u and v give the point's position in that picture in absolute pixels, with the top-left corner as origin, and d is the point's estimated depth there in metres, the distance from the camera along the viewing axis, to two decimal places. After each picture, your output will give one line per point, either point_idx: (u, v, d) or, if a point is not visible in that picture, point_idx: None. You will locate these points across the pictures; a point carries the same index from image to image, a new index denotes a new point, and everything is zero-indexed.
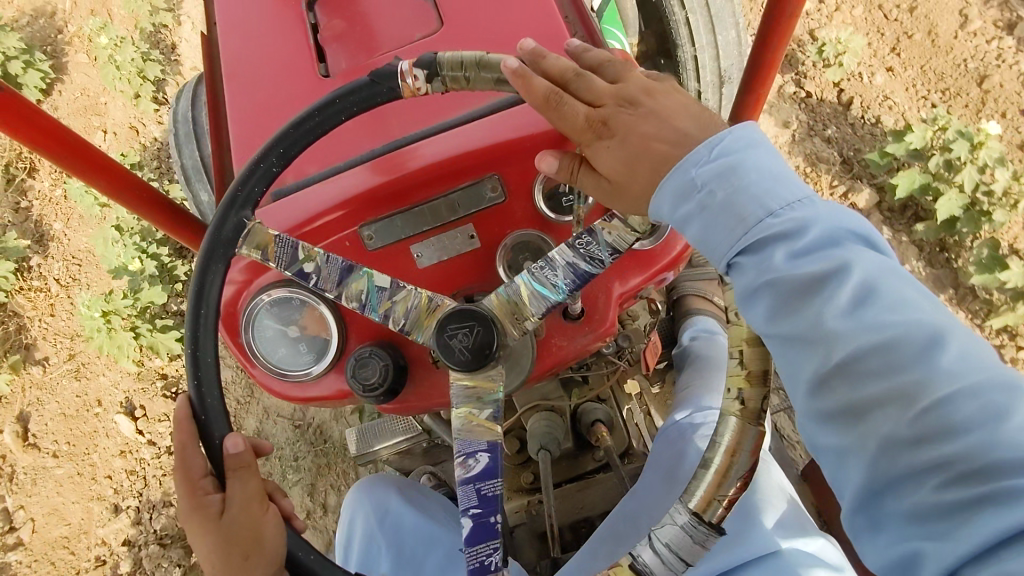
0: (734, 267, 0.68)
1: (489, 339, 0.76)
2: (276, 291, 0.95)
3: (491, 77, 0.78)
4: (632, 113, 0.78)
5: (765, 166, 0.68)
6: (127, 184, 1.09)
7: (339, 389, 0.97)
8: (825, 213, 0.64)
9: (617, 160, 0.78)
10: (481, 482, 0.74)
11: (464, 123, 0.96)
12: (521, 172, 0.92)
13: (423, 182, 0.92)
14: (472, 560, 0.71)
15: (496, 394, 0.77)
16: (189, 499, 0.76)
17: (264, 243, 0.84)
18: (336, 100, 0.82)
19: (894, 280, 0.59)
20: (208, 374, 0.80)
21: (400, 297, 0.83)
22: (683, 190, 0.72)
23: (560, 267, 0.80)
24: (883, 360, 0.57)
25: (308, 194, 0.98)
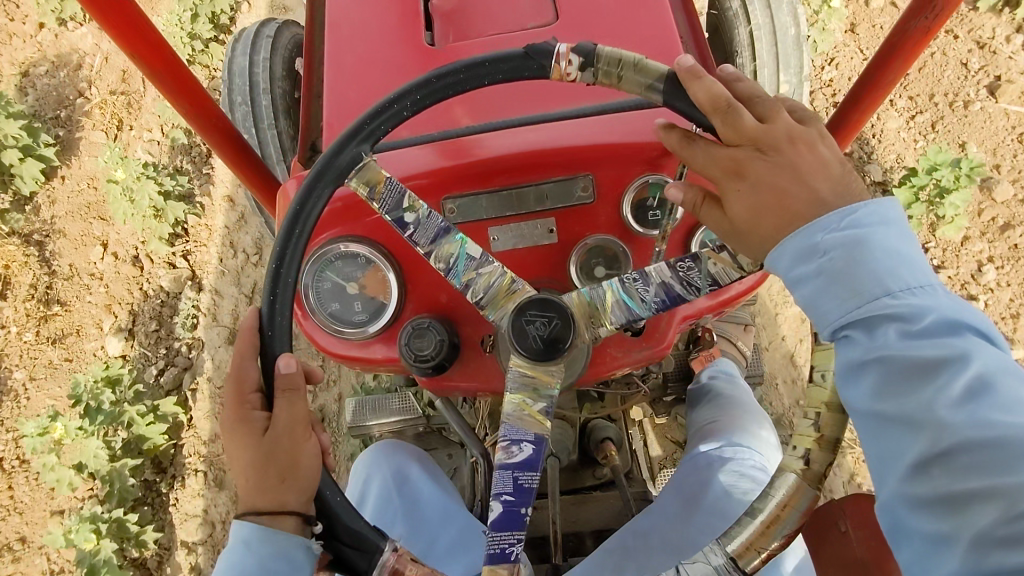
0: (840, 337, 0.64)
1: (562, 333, 0.76)
2: (348, 245, 0.94)
3: (644, 82, 0.76)
4: (771, 161, 0.72)
5: (893, 245, 0.64)
6: (210, 116, 1.10)
7: (385, 356, 0.96)
8: (945, 303, 0.60)
9: (743, 205, 0.74)
10: (520, 472, 0.75)
11: (567, 119, 0.96)
12: (616, 179, 0.92)
13: (517, 168, 0.92)
14: (491, 545, 0.73)
15: (552, 389, 0.77)
16: (236, 412, 0.77)
17: (374, 181, 0.83)
18: (485, 62, 0.79)
19: (1013, 379, 0.56)
20: (284, 293, 0.81)
21: (487, 270, 0.81)
22: (804, 252, 0.68)
23: (654, 283, 0.81)
24: (992, 457, 0.53)
25: (395, 155, 0.97)
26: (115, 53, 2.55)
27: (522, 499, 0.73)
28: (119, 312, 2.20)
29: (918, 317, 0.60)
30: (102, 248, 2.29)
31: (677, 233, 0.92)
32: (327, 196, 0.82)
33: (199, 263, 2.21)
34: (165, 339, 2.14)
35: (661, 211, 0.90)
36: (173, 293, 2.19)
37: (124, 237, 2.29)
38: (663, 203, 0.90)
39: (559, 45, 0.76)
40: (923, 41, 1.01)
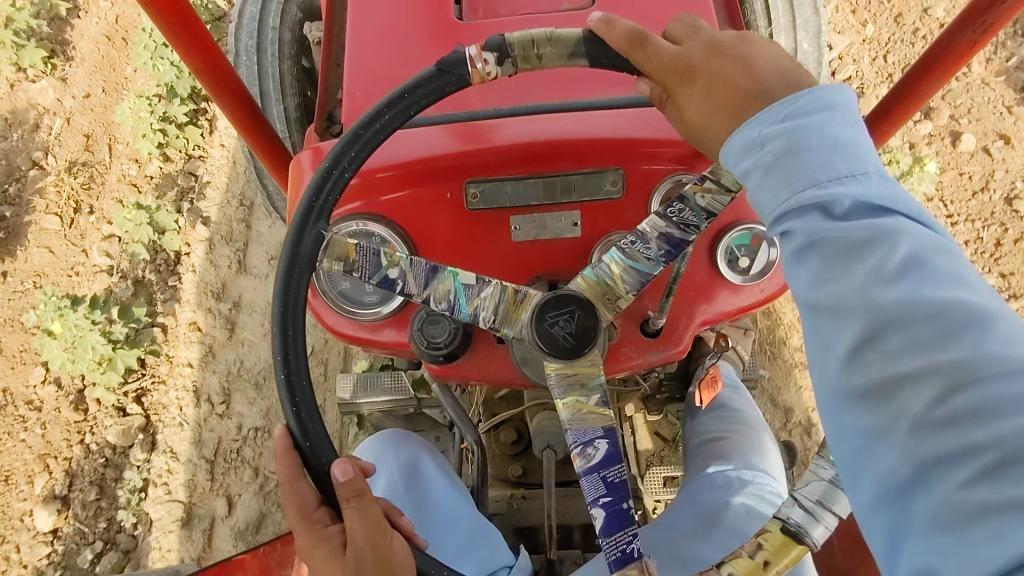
0: (782, 232, 0.62)
1: (591, 324, 0.75)
2: (365, 224, 0.90)
3: (562, 53, 0.75)
4: (718, 57, 0.74)
5: (831, 134, 0.62)
6: (221, 76, 1.05)
7: (395, 338, 0.93)
8: (880, 190, 0.59)
9: (698, 106, 0.75)
10: (605, 469, 0.73)
11: (598, 109, 0.93)
12: (646, 175, 0.89)
13: (543, 156, 0.89)
14: (612, 550, 0.71)
15: (600, 378, 0.75)
16: (308, 533, 0.71)
17: (344, 256, 0.79)
18: (404, 95, 0.76)
19: (942, 257, 0.55)
20: (304, 399, 0.75)
21: (488, 294, 0.78)
22: (748, 147, 0.67)
23: (652, 240, 0.77)
24: (919, 334, 0.52)
25: (415, 133, 0.93)
26: (76, 113, 2.39)
27: (620, 496, 0.72)
28: (52, 467, 1.98)
29: (849, 204, 0.59)
30: (42, 371, 2.10)
31: (704, 247, 0.93)
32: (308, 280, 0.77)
33: (153, 406, 2.00)
34: (110, 484, 1.93)
35: None
36: (120, 449, 1.97)
37: (64, 369, 2.07)
38: None
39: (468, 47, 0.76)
40: (966, 54, 0.99)
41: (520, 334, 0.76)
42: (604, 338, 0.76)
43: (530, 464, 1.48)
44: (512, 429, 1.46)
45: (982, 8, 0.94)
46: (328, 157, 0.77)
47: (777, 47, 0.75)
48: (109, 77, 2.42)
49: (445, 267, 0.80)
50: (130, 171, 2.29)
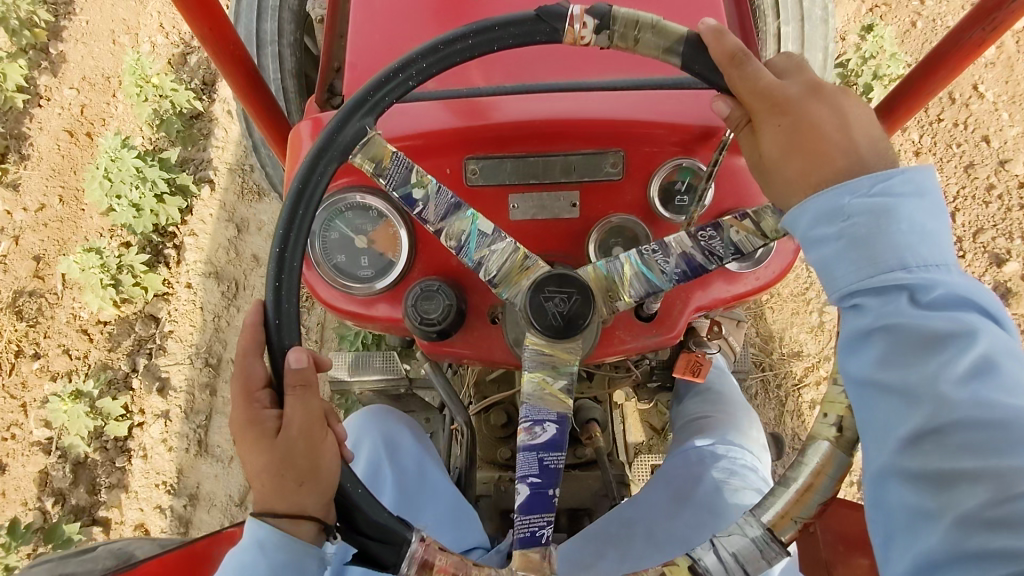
0: (850, 305, 0.61)
1: (582, 308, 0.74)
2: (363, 196, 0.90)
3: (662, 44, 0.72)
4: (816, 101, 0.70)
5: (920, 219, 0.60)
6: (224, 40, 1.04)
7: (389, 316, 0.93)
8: (962, 284, 0.58)
9: (778, 142, 0.70)
10: (545, 453, 0.73)
11: (602, 90, 0.92)
12: (647, 158, 0.89)
13: (545, 135, 0.88)
14: (522, 529, 0.69)
15: (570, 366, 0.75)
16: (245, 409, 0.72)
17: (380, 157, 0.78)
18: (494, 27, 0.73)
19: (1015, 364, 0.55)
20: (289, 281, 0.75)
21: (499, 248, 0.77)
22: (827, 210, 0.64)
23: (673, 254, 0.77)
24: (984, 437, 0.52)
25: (415, 108, 0.93)
26: (27, 236, 2.20)
27: (549, 480, 0.71)
28: None
29: (933, 294, 0.57)
30: None
31: None
32: (332, 173, 0.77)
33: None
34: None
35: (689, 196, 0.88)
36: None
37: None
38: (691, 188, 0.88)
39: (571, 7, 0.72)
40: (973, 53, 0.99)
41: (513, 300, 0.77)
42: (591, 332, 0.76)
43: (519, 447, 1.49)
44: (501, 411, 1.48)
45: (992, 7, 0.93)
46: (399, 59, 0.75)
47: (876, 113, 0.70)
48: (67, 181, 2.26)
49: (467, 206, 0.79)
50: (80, 314, 2.10)
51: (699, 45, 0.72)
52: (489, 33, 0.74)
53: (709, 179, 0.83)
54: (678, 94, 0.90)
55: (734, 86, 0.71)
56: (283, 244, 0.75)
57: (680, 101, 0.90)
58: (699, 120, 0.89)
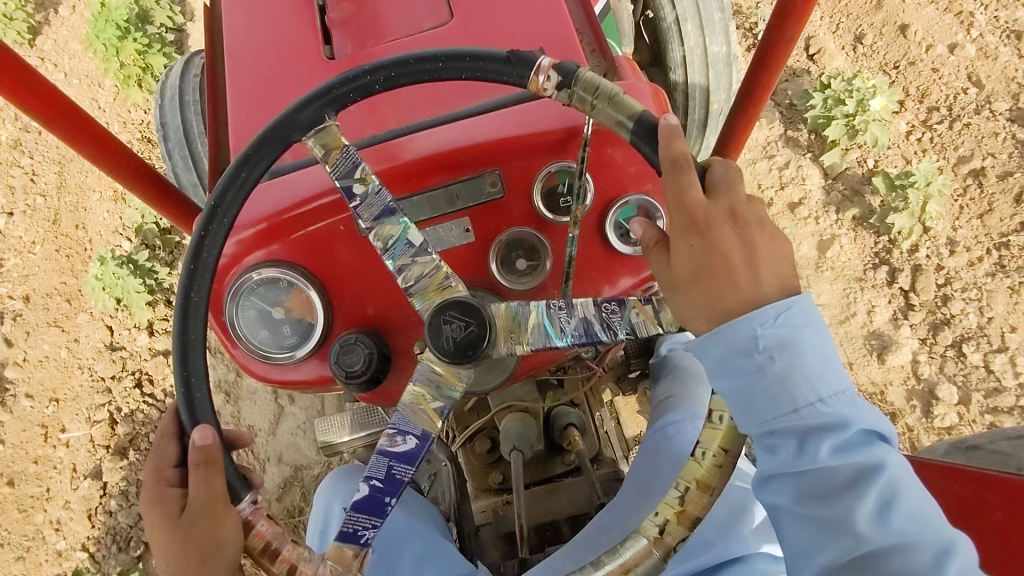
0: (763, 442, 0.62)
1: (478, 339, 0.76)
2: (267, 271, 0.93)
3: (616, 117, 0.73)
4: (732, 230, 0.66)
5: (822, 349, 0.61)
6: (119, 155, 1.09)
7: (320, 375, 0.97)
8: (863, 411, 0.61)
9: (687, 263, 0.66)
10: (397, 463, 0.76)
11: (468, 117, 0.96)
12: (523, 170, 0.92)
13: (430, 169, 0.92)
14: (347, 523, 0.73)
15: (454, 390, 0.78)
16: (152, 488, 0.74)
17: (332, 145, 0.79)
18: (466, 58, 0.77)
19: (912, 486, 0.60)
20: (217, 232, 0.79)
21: (422, 260, 0.79)
22: (738, 342, 0.62)
23: (576, 317, 0.78)
24: (900, 566, 0.57)
25: (304, 176, 0.98)
26: None
27: (388, 489, 0.74)
28: None
29: (845, 426, 0.59)
30: None
31: (594, 228, 0.92)
32: (275, 152, 0.80)
33: None
34: None
35: (572, 196, 0.91)
36: None
37: None
38: (573, 188, 0.91)
39: (541, 57, 0.74)
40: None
41: (423, 313, 0.79)
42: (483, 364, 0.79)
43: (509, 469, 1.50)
44: (485, 438, 1.49)
45: None
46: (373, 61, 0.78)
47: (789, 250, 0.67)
48: None
49: (401, 212, 0.81)
50: None
51: (653, 130, 0.72)
52: (361, 81, 0.79)
53: (581, 175, 0.86)
54: (532, 105, 0.94)
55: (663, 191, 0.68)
56: (188, 297, 0.78)
57: (538, 111, 0.93)
58: (559, 124, 0.92)
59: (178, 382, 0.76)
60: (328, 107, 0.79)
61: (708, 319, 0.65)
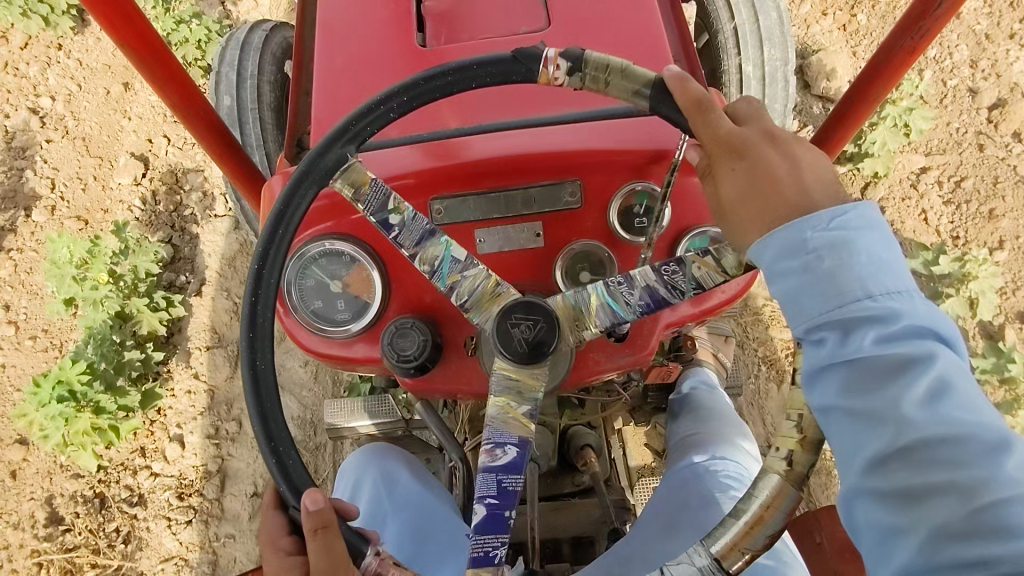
0: (812, 339, 0.60)
1: (547, 339, 0.76)
2: (332, 243, 0.93)
3: (631, 87, 0.74)
4: (770, 147, 0.69)
5: (875, 248, 0.60)
6: (197, 107, 1.09)
7: (367, 355, 0.96)
8: (919, 307, 0.57)
9: (736, 185, 0.69)
10: (504, 474, 0.75)
11: (554, 123, 0.96)
12: (603, 183, 0.92)
13: (510, 169, 0.92)
14: (476, 548, 0.73)
15: (535, 392, 0.77)
16: (273, 561, 0.72)
17: (359, 182, 0.82)
18: (472, 66, 0.78)
19: (966, 381, 0.55)
20: (294, 211, 0.82)
21: (471, 273, 0.80)
22: (791, 246, 0.62)
23: (638, 287, 0.79)
24: (950, 454, 0.52)
25: (383, 155, 0.97)
26: None
27: (505, 503, 0.74)
28: None
29: (900, 319, 0.56)
30: None
31: (663, 250, 0.92)
32: (313, 193, 0.82)
33: None
34: None
35: (647, 218, 0.91)
36: None
37: None
38: (650, 210, 0.91)
39: (546, 50, 0.76)
40: (907, 60, 1.03)
41: (481, 325, 0.79)
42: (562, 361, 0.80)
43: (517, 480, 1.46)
44: None
45: (918, 16, 0.98)
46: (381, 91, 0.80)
47: (829, 160, 0.70)
48: None
49: (441, 232, 0.82)
50: None
51: (665, 90, 0.74)
52: (375, 113, 0.81)
53: (663, 200, 0.86)
54: (622, 122, 0.95)
55: (696, 132, 0.72)
56: (268, 235, 0.81)
57: (628, 130, 0.94)
58: (646, 144, 0.93)
59: (244, 306, 0.79)
60: (348, 144, 0.81)
61: (759, 230, 0.67)
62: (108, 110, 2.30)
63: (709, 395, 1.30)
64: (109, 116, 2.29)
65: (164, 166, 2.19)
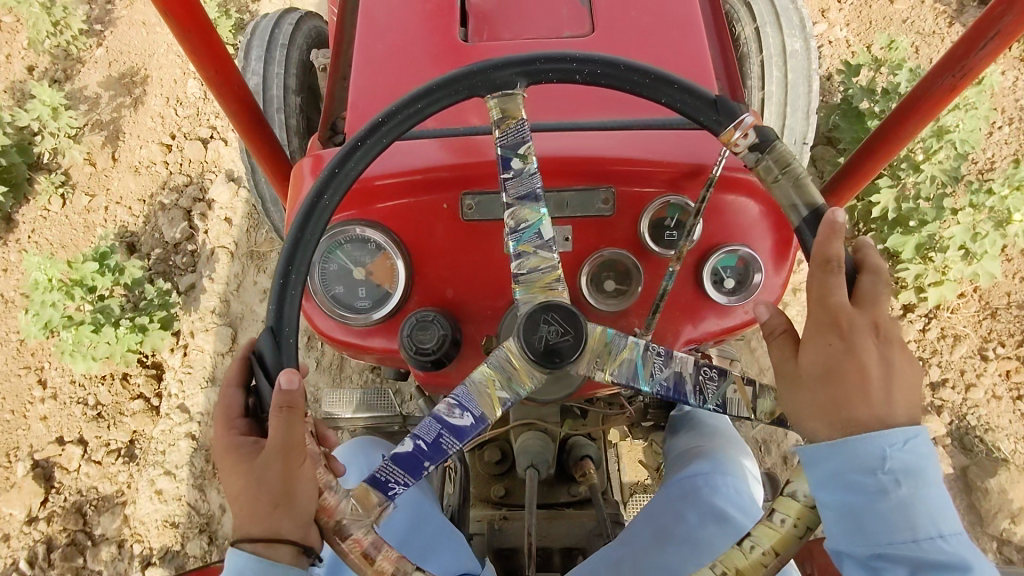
0: (870, 566, 0.60)
1: (570, 350, 0.75)
2: (360, 229, 0.93)
3: (793, 198, 0.73)
4: (870, 345, 0.65)
5: (943, 488, 0.60)
6: (231, 83, 1.09)
7: (384, 346, 0.95)
8: (981, 556, 0.59)
9: (817, 362, 0.66)
10: (447, 433, 0.74)
11: (592, 130, 0.96)
12: (638, 194, 0.92)
13: (543, 171, 0.92)
14: (382, 471, 0.72)
15: (522, 387, 0.76)
16: (223, 437, 0.70)
17: (511, 114, 0.79)
18: (675, 84, 0.76)
19: None
20: (371, 149, 0.79)
21: (551, 254, 0.79)
22: (864, 460, 0.61)
23: (670, 367, 0.78)
24: None
25: (417, 147, 0.98)
26: None
27: (434, 455, 0.73)
28: None
29: (968, 570, 0.57)
30: None
31: (691, 267, 0.92)
32: (461, 96, 0.78)
33: None
34: None
35: (678, 232, 0.90)
36: None
37: None
38: (681, 224, 0.90)
39: (744, 114, 0.75)
40: (946, 98, 1.03)
41: (521, 304, 0.78)
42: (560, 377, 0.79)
43: (513, 485, 1.46)
44: (495, 449, 1.44)
45: (959, 57, 0.99)
46: (583, 53, 0.76)
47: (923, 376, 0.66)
48: None
49: (544, 202, 0.81)
50: None
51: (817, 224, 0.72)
52: (564, 65, 0.77)
53: (697, 215, 0.85)
54: (660, 134, 0.95)
55: (809, 286, 0.68)
56: (360, 141, 0.78)
57: (665, 142, 0.94)
58: (683, 159, 0.93)
59: (308, 197, 0.76)
60: (524, 76, 0.77)
61: (825, 421, 0.64)
62: (17, 369, 2.16)
63: (711, 418, 1.28)
64: (19, 377, 2.15)
65: (72, 491, 1.96)
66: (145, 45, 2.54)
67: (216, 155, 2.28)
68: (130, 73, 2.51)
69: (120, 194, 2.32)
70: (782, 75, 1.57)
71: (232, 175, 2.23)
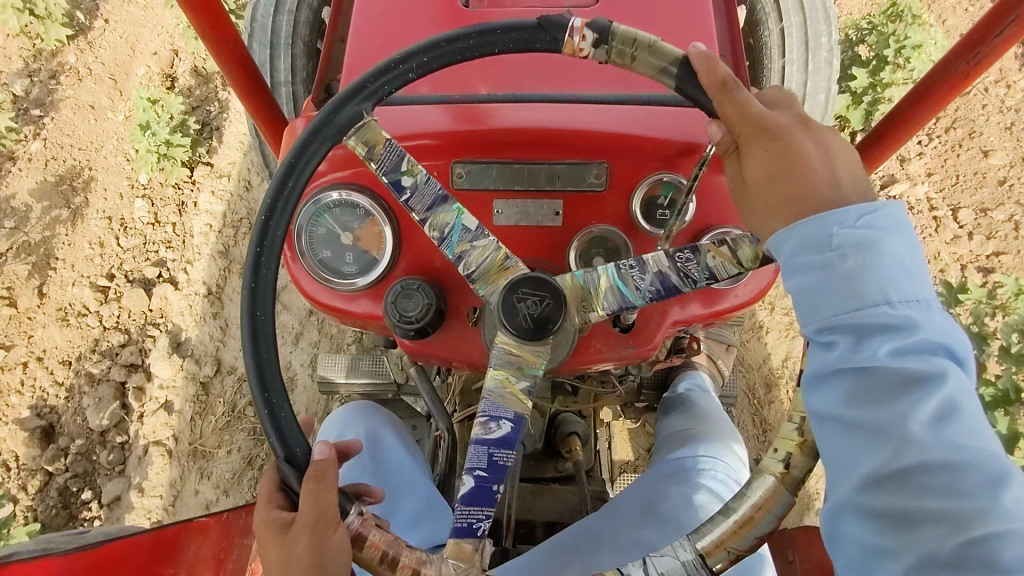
0: (825, 339, 0.59)
1: (553, 316, 0.74)
2: (348, 194, 0.91)
3: (657, 65, 0.71)
4: (803, 132, 0.69)
5: (901, 257, 0.59)
6: (230, 41, 1.07)
7: (369, 313, 0.95)
8: (939, 323, 0.57)
9: (763, 167, 0.69)
10: (495, 448, 0.73)
11: (587, 102, 0.94)
12: (630, 169, 0.90)
13: (535, 142, 0.90)
14: (461, 518, 0.71)
15: (535, 369, 0.76)
16: (261, 512, 0.69)
17: (374, 142, 0.78)
18: (496, 31, 0.73)
19: (973, 408, 0.55)
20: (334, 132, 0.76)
21: (481, 244, 0.77)
22: (815, 240, 0.62)
23: (649, 272, 0.77)
24: (948, 479, 0.52)
25: (408, 111, 0.96)
26: None
27: (495, 476, 0.72)
28: None
29: (920, 328, 0.56)
30: None
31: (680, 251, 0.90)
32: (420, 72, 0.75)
33: None
34: None
35: (670, 211, 0.89)
36: None
37: None
38: (673, 203, 0.89)
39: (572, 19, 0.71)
40: (959, 86, 0.99)
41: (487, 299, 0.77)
42: (562, 341, 0.80)
43: None
44: None
45: (976, 41, 0.95)
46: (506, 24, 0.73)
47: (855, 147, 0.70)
48: None
49: (454, 200, 0.80)
50: None
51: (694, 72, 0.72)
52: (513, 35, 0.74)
53: (687, 193, 0.83)
54: (657, 110, 0.93)
55: (723, 112, 0.70)
56: (326, 121, 0.76)
57: (661, 118, 0.92)
58: (678, 136, 0.91)
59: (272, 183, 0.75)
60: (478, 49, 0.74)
61: (784, 219, 0.67)
62: None
63: (701, 398, 1.30)
64: None
65: None
66: (93, 138, 2.35)
67: (163, 303, 2.07)
68: (70, 175, 2.31)
69: (44, 348, 2.06)
70: (799, 60, 1.54)
71: (222, 177, 2.21)
